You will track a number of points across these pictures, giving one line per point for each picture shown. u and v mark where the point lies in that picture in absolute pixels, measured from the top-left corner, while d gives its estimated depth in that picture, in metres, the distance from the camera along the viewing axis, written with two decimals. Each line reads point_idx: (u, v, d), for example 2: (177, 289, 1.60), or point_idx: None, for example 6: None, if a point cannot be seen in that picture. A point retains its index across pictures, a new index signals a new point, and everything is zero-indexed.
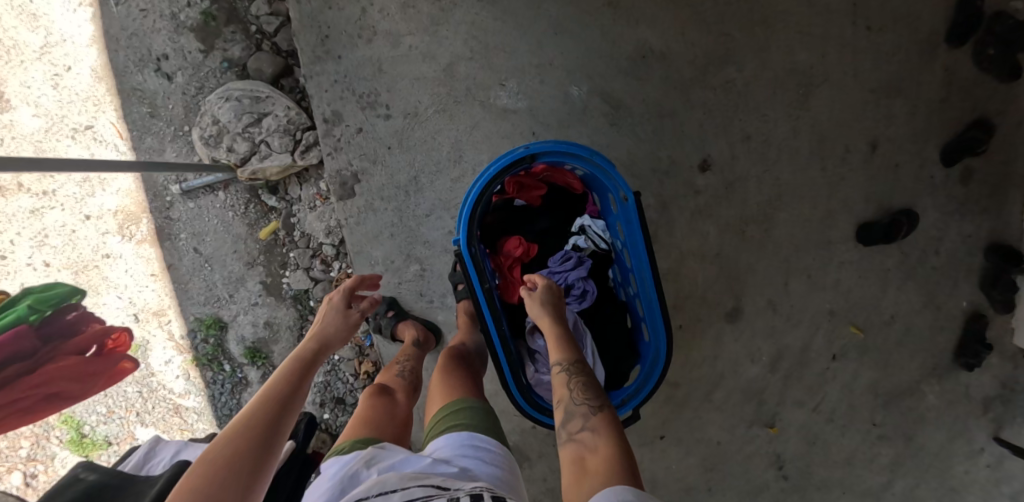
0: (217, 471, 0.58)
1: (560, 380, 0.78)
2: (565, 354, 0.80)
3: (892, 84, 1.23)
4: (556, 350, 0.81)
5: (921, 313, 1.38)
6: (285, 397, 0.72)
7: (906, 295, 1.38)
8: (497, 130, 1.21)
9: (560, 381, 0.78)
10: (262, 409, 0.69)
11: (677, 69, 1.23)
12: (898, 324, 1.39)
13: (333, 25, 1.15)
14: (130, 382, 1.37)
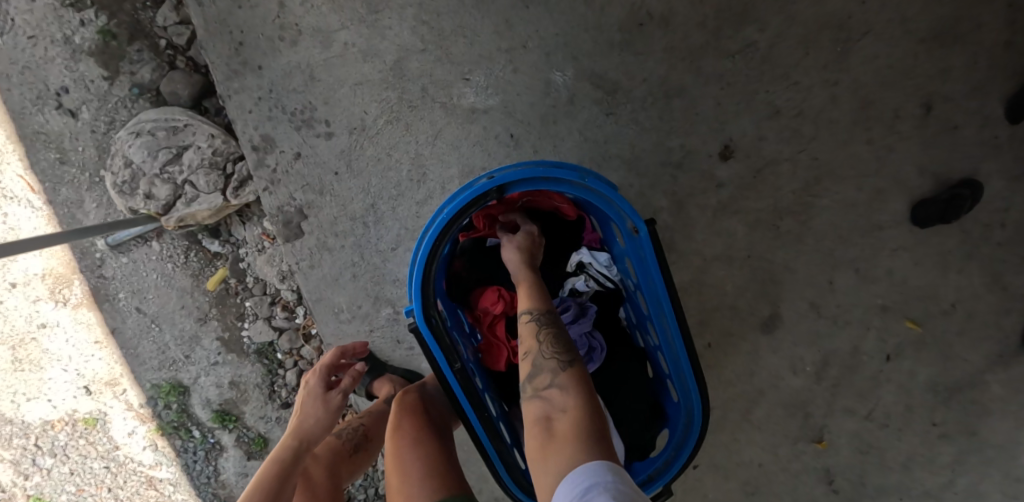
0: None
1: (527, 328, 0.62)
2: (536, 298, 0.65)
3: (961, 22, 0.96)
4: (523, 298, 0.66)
5: (983, 298, 1.08)
6: None
7: (966, 278, 1.08)
8: (462, 138, 0.99)
9: (526, 328, 0.63)
10: None
11: (682, 35, 0.98)
12: (959, 313, 1.10)
13: (249, 30, 0.93)
14: (95, 458, 1.23)
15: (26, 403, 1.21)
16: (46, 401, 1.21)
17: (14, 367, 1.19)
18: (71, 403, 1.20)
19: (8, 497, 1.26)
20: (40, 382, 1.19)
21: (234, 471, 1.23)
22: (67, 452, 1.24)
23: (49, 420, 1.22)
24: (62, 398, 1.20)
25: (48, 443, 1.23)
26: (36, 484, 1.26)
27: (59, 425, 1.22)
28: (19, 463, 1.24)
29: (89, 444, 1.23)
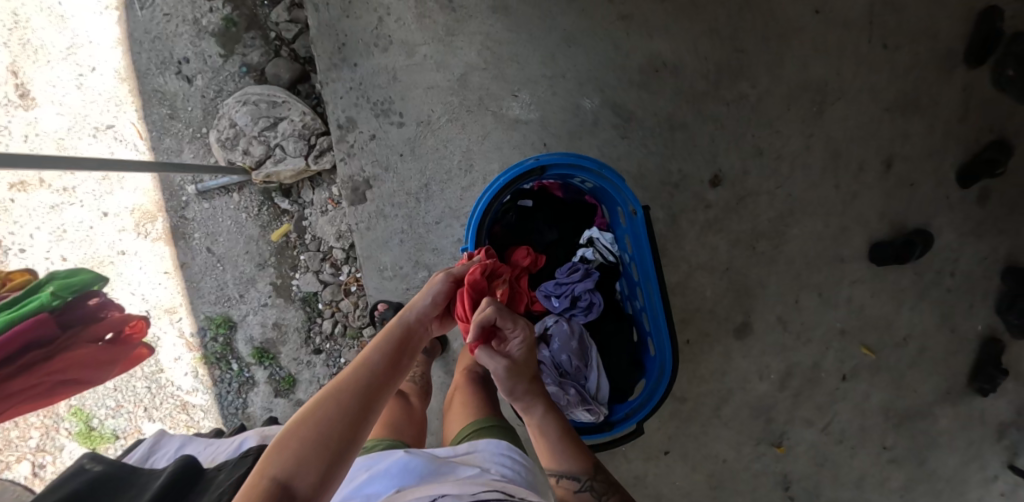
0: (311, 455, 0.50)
1: (579, 496, 0.72)
2: (564, 461, 0.75)
3: (908, 103, 1.22)
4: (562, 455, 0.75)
5: (935, 335, 1.34)
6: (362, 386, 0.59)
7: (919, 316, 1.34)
8: (506, 141, 1.22)
9: (582, 498, 0.71)
10: (331, 406, 0.55)
11: (689, 82, 1.23)
12: (912, 347, 1.35)
13: (350, 34, 1.17)
14: (140, 377, 1.39)
15: None
16: None
17: None
18: None
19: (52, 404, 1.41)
20: None
21: (261, 406, 1.39)
22: None
23: None
24: None
25: None
26: (80, 396, 1.41)
27: None
28: None
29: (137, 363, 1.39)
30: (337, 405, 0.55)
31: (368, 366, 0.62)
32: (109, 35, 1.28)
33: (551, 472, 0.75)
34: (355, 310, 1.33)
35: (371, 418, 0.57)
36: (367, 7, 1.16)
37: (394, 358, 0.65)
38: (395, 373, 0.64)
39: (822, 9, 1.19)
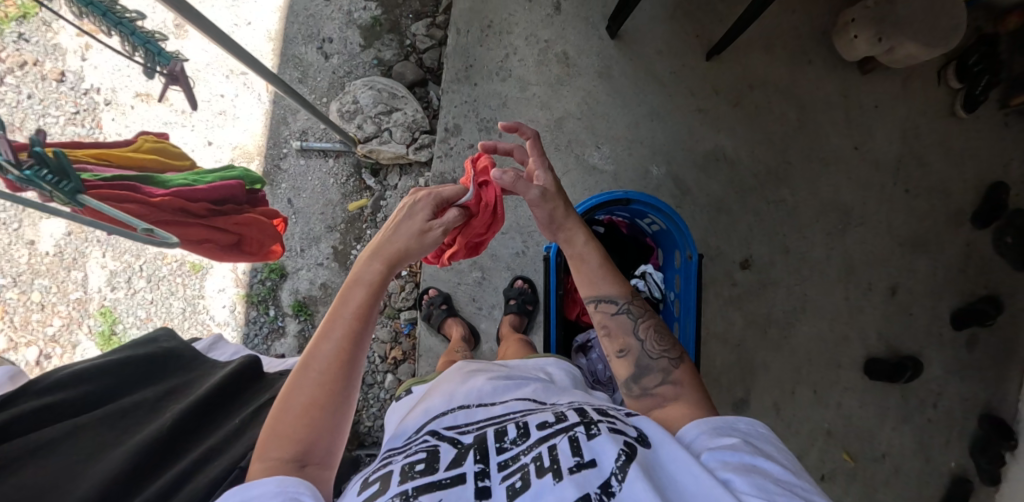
0: (297, 431, 0.62)
1: (620, 321, 0.80)
2: (610, 284, 0.81)
3: (916, 243, 1.43)
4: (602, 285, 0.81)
5: (911, 459, 1.45)
6: (330, 351, 0.66)
7: (900, 438, 1.46)
8: (581, 181, 1.39)
9: (619, 323, 0.80)
10: (308, 373, 0.65)
11: (742, 175, 1.44)
12: (888, 464, 1.46)
13: (478, 59, 1.38)
14: (180, 298, 1.45)
15: None
16: None
17: None
18: None
19: (85, 299, 1.44)
20: None
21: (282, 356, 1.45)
22: (160, 283, 1.45)
23: (163, 252, 1.45)
24: None
25: (150, 269, 1.45)
26: (115, 298, 1.45)
27: (169, 260, 1.45)
28: (115, 276, 1.45)
29: (183, 283, 1.45)
30: (309, 386, 0.64)
31: (327, 340, 0.67)
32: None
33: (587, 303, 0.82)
34: (401, 292, 1.48)
35: (344, 391, 0.65)
36: (499, 43, 1.37)
37: (349, 325, 0.68)
38: (354, 342, 0.67)
39: (862, 148, 1.42)
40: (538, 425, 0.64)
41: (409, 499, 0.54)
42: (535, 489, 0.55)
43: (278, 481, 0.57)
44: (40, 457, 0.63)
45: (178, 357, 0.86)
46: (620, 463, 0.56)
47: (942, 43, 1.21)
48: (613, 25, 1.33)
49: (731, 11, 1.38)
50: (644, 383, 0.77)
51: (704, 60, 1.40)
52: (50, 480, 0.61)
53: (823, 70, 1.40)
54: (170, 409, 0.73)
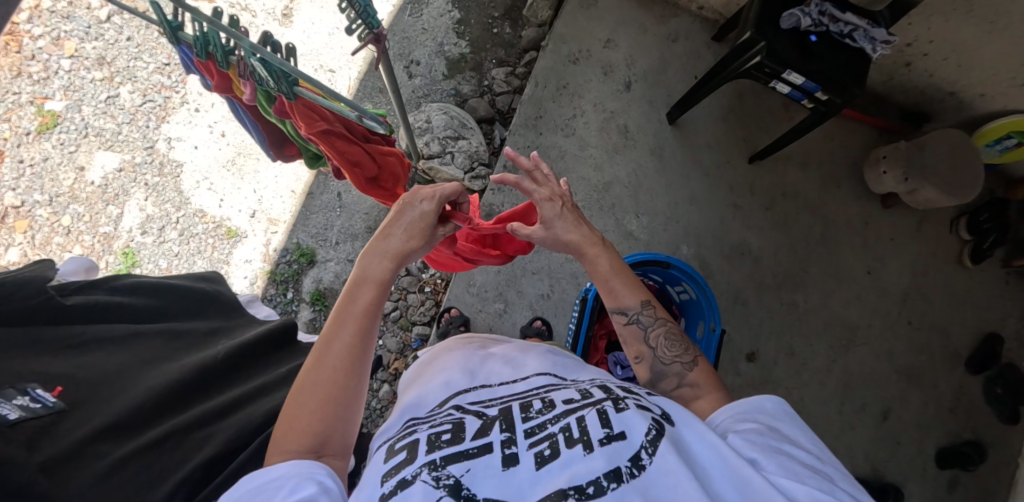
0: (311, 425, 0.59)
1: (631, 332, 0.78)
2: (628, 293, 0.78)
3: (910, 374, 1.50)
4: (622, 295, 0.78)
5: None
6: (344, 343, 0.64)
7: None
8: (616, 242, 1.47)
9: (632, 333, 0.78)
10: (320, 368, 0.62)
11: (763, 274, 1.52)
12: None
13: (548, 113, 1.50)
14: (205, 258, 1.47)
15: (200, 191, 1.49)
16: (217, 198, 1.49)
17: (221, 164, 1.50)
18: (230, 213, 1.49)
19: (113, 235, 1.46)
20: (228, 186, 1.49)
21: None
22: (190, 239, 1.47)
23: (204, 211, 1.48)
24: (231, 205, 1.49)
25: (185, 224, 1.48)
26: (142, 242, 1.47)
27: (207, 220, 1.48)
28: (150, 220, 1.47)
29: (213, 245, 1.47)
30: (320, 382, 0.62)
31: (333, 338, 0.64)
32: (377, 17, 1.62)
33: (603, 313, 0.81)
34: (420, 306, 1.51)
35: (353, 387, 0.63)
36: (571, 103, 1.50)
37: (356, 321, 0.65)
38: (360, 340, 0.65)
39: (874, 273, 1.53)
40: (565, 399, 0.64)
41: (438, 469, 0.55)
42: (565, 460, 0.56)
43: (298, 467, 0.55)
44: (107, 346, 0.64)
45: (220, 299, 0.83)
46: (650, 437, 0.57)
47: (961, 193, 1.36)
48: (675, 111, 1.47)
49: (778, 126, 1.53)
50: (661, 387, 0.77)
51: (747, 163, 1.53)
52: (119, 370, 0.62)
53: (850, 197, 1.54)
54: (224, 342, 0.73)
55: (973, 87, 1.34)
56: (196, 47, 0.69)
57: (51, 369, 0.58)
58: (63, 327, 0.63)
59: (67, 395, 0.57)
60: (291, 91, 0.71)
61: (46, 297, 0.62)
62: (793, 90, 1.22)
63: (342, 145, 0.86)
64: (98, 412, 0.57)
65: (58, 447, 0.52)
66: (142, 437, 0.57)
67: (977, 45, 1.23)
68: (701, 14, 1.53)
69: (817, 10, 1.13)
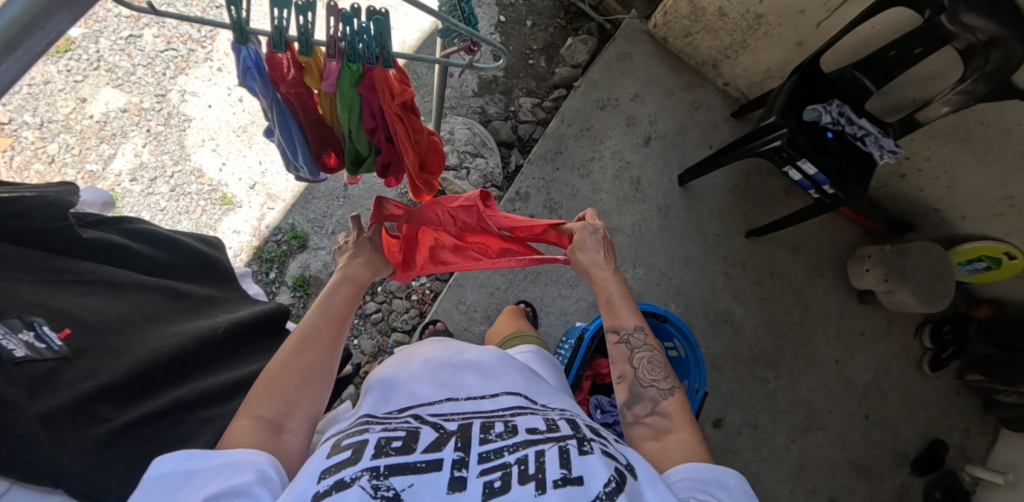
0: (290, 391, 0.60)
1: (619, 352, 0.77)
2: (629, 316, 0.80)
3: (859, 466, 1.56)
4: (625, 314, 0.80)
5: None
6: (324, 325, 0.68)
7: None
8: None
9: (618, 351, 0.77)
10: (307, 342, 0.65)
11: (740, 345, 1.56)
12: None
13: (569, 150, 1.53)
14: (192, 219, 1.40)
15: (203, 150, 1.44)
16: (219, 161, 1.44)
17: (232, 129, 1.46)
18: (230, 179, 1.44)
19: (99, 175, 1.39)
20: (234, 151, 1.45)
21: None
22: (181, 197, 1.41)
23: (202, 172, 1.43)
24: (231, 171, 1.44)
25: (179, 181, 1.42)
26: (128, 189, 1.40)
27: (204, 181, 1.43)
28: (142, 168, 1.41)
29: (203, 208, 1.41)
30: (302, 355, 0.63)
31: (313, 320, 0.68)
32: (420, 21, 1.63)
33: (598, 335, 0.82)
34: (404, 313, 1.46)
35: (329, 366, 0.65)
36: (591, 147, 1.54)
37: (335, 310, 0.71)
38: (338, 327, 0.69)
39: (841, 364, 1.60)
40: (529, 428, 0.61)
41: (379, 477, 0.51)
42: (514, 494, 0.52)
43: (239, 455, 0.51)
44: (113, 291, 0.61)
45: (215, 268, 0.77)
46: (607, 491, 0.53)
47: (933, 301, 1.46)
48: (686, 175, 1.53)
49: (777, 209, 1.61)
50: (636, 411, 0.72)
51: (744, 236, 1.59)
52: (123, 322, 0.59)
53: (830, 286, 1.62)
54: (223, 314, 0.71)
55: (956, 209, 1.46)
56: (274, 37, 0.53)
57: (58, 306, 0.55)
58: (74, 262, 0.61)
59: (72, 340, 0.54)
60: (390, 55, 0.60)
61: (63, 224, 0.60)
62: (804, 179, 1.30)
63: (412, 120, 0.73)
64: (100, 370, 0.54)
65: (61, 400, 0.50)
66: (141, 408, 0.55)
67: (967, 171, 1.34)
68: (725, 90, 1.63)
69: (837, 109, 1.19)
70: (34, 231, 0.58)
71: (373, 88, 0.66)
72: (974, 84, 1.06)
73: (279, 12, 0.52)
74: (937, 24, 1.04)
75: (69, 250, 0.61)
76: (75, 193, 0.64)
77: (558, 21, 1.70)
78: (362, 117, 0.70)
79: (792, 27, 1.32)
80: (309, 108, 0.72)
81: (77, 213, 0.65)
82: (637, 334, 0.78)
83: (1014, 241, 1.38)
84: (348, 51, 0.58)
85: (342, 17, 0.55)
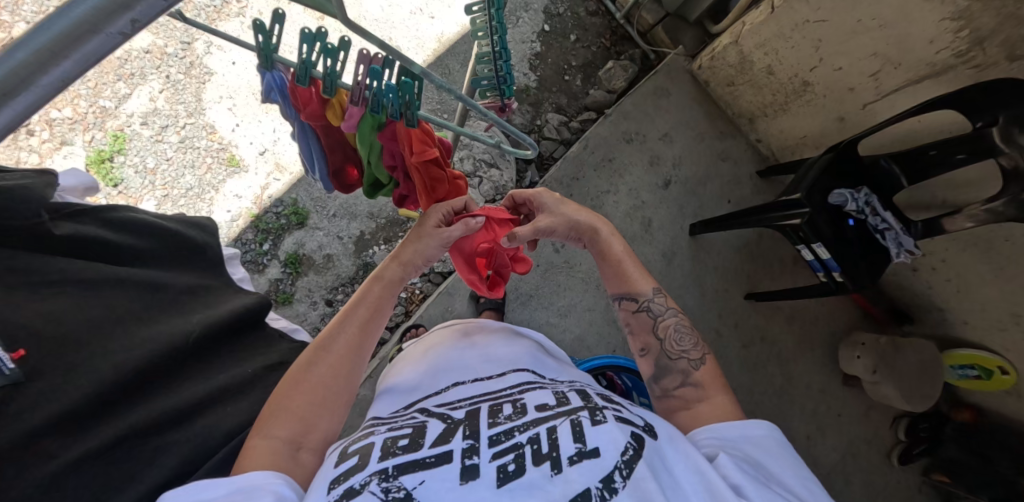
0: (304, 405, 0.63)
1: (642, 320, 0.81)
2: (639, 281, 0.84)
3: None
4: (638, 281, 0.84)
5: None
6: (349, 338, 0.69)
7: None
8: (599, 325, 1.47)
9: (641, 321, 0.81)
10: (324, 355, 0.67)
11: None
12: None
13: (586, 178, 1.50)
14: (195, 175, 1.38)
15: (219, 107, 1.41)
16: (233, 121, 1.41)
17: (253, 91, 1.42)
18: (240, 141, 1.41)
19: (111, 113, 1.37)
20: (250, 114, 1.42)
21: None
22: (189, 150, 1.39)
23: (214, 129, 1.40)
24: (244, 134, 1.41)
25: (189, 133, 1.39)
26: (137, 131, 1.38)
27: (214, 138, 1.40)
28: (155, 113, 1.39)
29: (208, 166, 1.39)
30: (320, 368, 0.65)
31: (337, 331, 0.69)
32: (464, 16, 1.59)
33: (614, 303, 0.86)
34: None
35: (348, 378, 0.67)
36: (608, 180, 1.51)
37: (362, 316, 0.70)
38: (359, 339, 0.69)
39: (811, 440, 1.58)
40: (538, 406, 0.61)
41: (389, 479, 0.51)
42: (530, 476, 0.52)
43: (251, 480, 0.53)
44: (84, 291, 0.64)
45: (204, 253, 0.79)
46: (626, 458, 0.53)
47: (917, 401, 1.43)
48: (700, 226, 1.50)
49: (781, 276, 1.59)
50: (665, 384, 0.76)
51: (743, 297, 1.57)
52: (86, 333, 0.61)
53: (816, 363, 1.61)
54: (200, 310, 0.73)
55: (961, 314, 1.42)
56: (300, 72, 0.56)
57: (16, 322, 0.57)
58: (45, 260, 0.63)
59: (25, 363, 0.56)
60: (412, 116, 0.63)
61: (36, 221, 0.62)
62: (814, 259, 1.26)
63: (431, 171, 0.74)
64: (57, 394, 0.56)
65: (11, 434, 0.52)
66: (95, 438, 0.58)
67: (979, 281, 1.30)
68: (756, 146, 1.59)
69: (864, 199, 1.18)
70: (6, 227, 0.60)
71: (397, 136, 0.67)
72: (1005, 205, 0.99)
73: (308, 49, 0.55)
74: (987, 136, 0.99)
75: (44, 245, 0.64)
76: (54, 181, 0.67)
77: (603, 41, 1.65)
78: (381, 157, 0.71)
79: (838, 101, 1.27)
80: (334, 135, 0.71)
81: (56, 201, 0.67)
82: (657, 299, 0.83)
83: (1011, 359, 1.34)
84: (373, 102, 0.60)
85: (375, 69, 0.57)
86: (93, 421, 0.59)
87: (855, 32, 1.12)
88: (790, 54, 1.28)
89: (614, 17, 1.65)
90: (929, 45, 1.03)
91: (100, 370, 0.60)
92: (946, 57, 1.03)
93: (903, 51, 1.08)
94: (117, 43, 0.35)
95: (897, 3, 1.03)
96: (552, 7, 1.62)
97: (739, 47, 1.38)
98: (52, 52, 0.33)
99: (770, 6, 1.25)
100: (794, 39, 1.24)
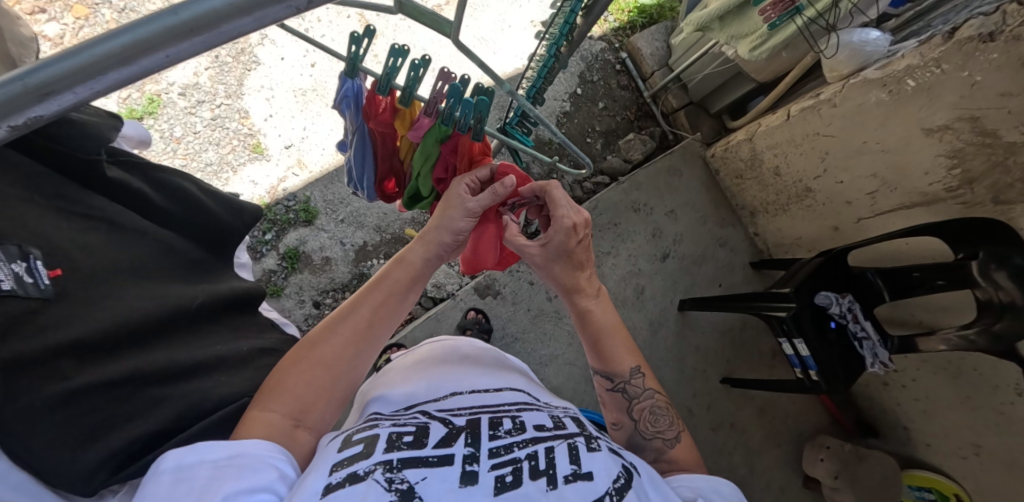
0: (304, 387, 0.61)
1: (614, 399, 0.82)
2: (625, 358, 0.82)
3: None
4: (617, 358, 0.81)
5: None
6: (360, 324, 0.67)
7: None
8: (575, 379, 1.47)
9: (616, 401, 0.81)
10: (330, 336, 0.65)
11: None
12: None
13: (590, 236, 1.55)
14: (218, 153, 1.40)
15: (257, 96, 1.45)
16: (268, 111, 1.45)
17: (292, 88, 1.47)
18: (269, 131, 1.44)
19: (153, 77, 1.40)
20: (286, 108, 1.46)
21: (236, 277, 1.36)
22: (218, 128, 1.42)
23: (247, 114, 1.44)
24: (274, 125, 1.45)
25: (222, 113, 1.42)
26: (173, 99, 1.41)
27: (245, 123, 1.43)
28: (195, 87, 1.42)
29: (233, 147, 1.41)
30: (324, 348, 0.64)
31: (347, 313, 0.67)
32: (506, 65, 1.69)
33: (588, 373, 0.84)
34: None
35: (352, 361, 0.65)
36: (609, 241, 1.57)
37: (376, 300, 0.69)
38: (371, 324, 0.67)
39: None
40: (536, 425, 0.61)
41: (393, 471, 0.51)
42: (526, 490, 0.51)
43: (250, 447, 0.52)
44: (114, 232, 0.65)
45: (223, 235, 0.80)
46: (617, 486, 0.54)
47: None
48: (689, 302, 1.55)
49: (758, 367, 1.63)
50: None
51: (719, 380, 1.60)
52: (109, 273, 0.61)
53: (780, 460, 1.62)
54: (205, 285, 0.74)
55: (924, 435, 1.46)
56: (382, 81, 0.63)
57: (55, 240, 0.57)
58: (87, 195, 0.64)
59: (59, 282, 0.56)
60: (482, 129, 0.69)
61: (94, 158, 0.65)
62: (794, 354, 1.31)
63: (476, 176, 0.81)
64: (74, 319, 0.56)
65: (30, 347, 0.51)
66: (104, 370, 0.57)
67: (944, 406, 1.36)
68: (753, 239, 1.68)
69: (847, 304, 1.24)
70: (67, 155, 0.63)
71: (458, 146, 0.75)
72: (978, 334, 1.05)
73: (392, 62, 0.62)
74: (966, 268, 1.06)
75: (89, 181, 0.65)
76: (120, 127, 0.71)
77: (627, 114, 1.76)
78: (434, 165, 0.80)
79: (835, 212, 1.37)
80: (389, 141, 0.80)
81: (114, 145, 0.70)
82: (635, 379, 0.82)
83: (967, 488, 1.36)
84: (445, 115, 0.67)
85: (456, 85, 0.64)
86: (101, 356, 0.58)
87: (859, 152, 1.23)
88: (797, 160, 1.38)
89: (643, 95, 1.78)
90: (924, 176, 1.14)
91: (118, 308, 0.60)
92: (938, 190, 1.13)
93: (901, 177, 1.18)
94: (288, 14, 0.39)
95: (901, 134, 1.13)
96: (587, 74, 1.73)
97: (752, 145, 1.49)
98: (237, 8, 0.37)
99: (785, 114, 1.37)
100: (803, 147, 1.35)
